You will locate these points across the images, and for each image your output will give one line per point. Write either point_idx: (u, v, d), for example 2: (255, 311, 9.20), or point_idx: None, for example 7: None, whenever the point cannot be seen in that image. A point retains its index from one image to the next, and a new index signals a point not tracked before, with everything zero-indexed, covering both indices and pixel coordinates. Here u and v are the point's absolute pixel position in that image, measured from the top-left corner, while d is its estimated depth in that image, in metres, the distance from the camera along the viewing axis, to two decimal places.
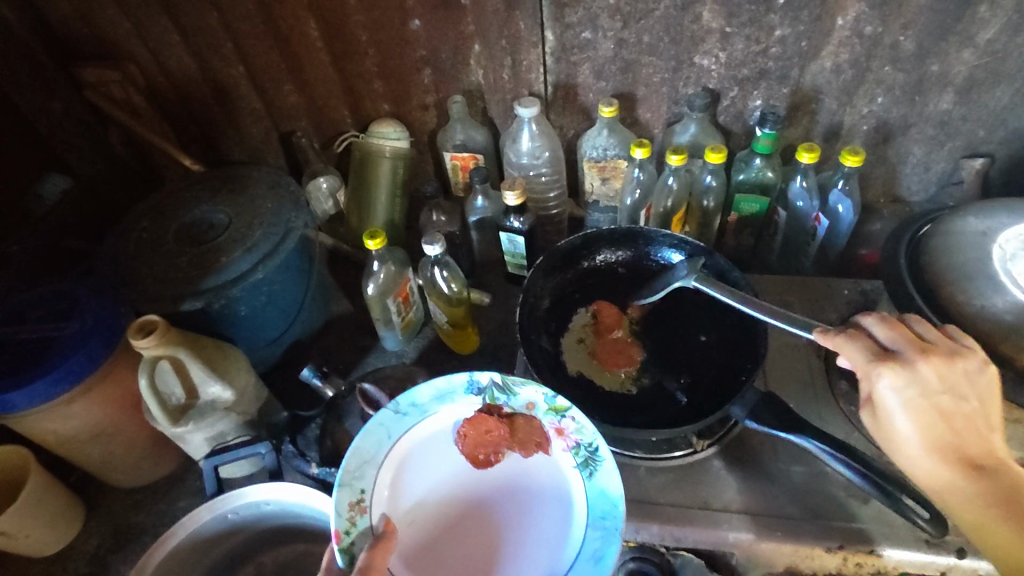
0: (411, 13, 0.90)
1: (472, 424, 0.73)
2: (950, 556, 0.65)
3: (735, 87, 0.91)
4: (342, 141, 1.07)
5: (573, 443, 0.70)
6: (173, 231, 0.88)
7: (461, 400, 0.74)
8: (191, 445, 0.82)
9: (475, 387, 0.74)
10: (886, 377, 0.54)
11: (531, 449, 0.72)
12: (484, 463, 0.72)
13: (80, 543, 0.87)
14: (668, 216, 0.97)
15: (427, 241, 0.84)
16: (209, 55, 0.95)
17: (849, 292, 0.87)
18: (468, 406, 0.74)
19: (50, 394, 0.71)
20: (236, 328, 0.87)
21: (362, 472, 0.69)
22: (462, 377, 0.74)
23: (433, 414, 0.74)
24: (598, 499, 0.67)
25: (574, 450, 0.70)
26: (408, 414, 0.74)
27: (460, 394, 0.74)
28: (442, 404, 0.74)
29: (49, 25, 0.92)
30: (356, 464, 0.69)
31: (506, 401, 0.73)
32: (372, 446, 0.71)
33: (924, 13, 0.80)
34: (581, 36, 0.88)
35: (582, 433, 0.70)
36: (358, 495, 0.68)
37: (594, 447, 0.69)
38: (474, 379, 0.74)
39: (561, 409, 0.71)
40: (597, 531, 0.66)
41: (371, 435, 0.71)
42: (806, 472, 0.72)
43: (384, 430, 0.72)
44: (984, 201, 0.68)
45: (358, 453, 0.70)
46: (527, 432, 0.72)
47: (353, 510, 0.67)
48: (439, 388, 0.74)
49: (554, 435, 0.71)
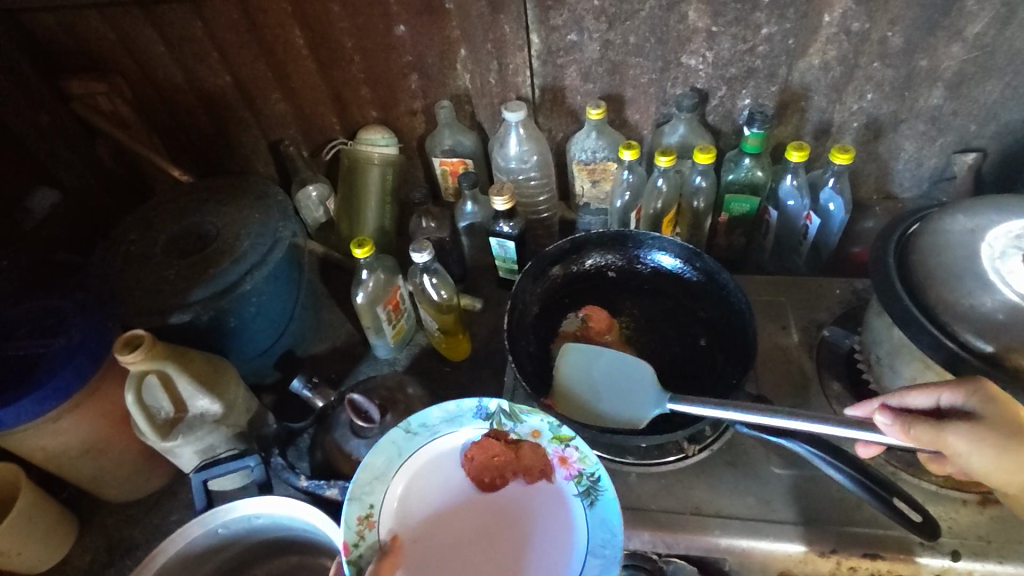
0: (396, 19, 0.89)
1: (480, 448, 0.72)
2: (944, 559, 0.64)
3: (723, 86, 0.90)
4: (331, 148, 1.06)
5: (576, 472, 0.70)
6: (162, 244, 0.88)
7: (470, 424, 0.74)
8: (182, 459, 0.82)
9: (484, 412, 0.74)
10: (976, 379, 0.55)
11: (535, 476, 0.71)
12: (489, 486, 0.72)
13: (74, 559, 0.87)
14: (659, 217, 0.95)
15: (415, 248, 0.84)
16: (196, 66, 0.95)
17: (841, 291, 0.86)
18: (477, 430, 0.74)
19: (37, 411, 0.71)
20: (226, 340, 0.86)
21: (373, 487, 0.70)
22: (471, 402, 0.74)
23: (443, 435, 0.74)
24: (599, 527, 0.67)
25: (576, 478, 0.70)
26: (419, 434, 0.74)
27: (469, 418, 0.74)
28: (451, 427, 0.74)
29: (35, 37, 0.92)
30: (367, 479, 0.70)
31: (512, 427, 0.73)
32: (382, 463, 0.72)
33: (912, 8, 0.79)
34: (566, 38, 0.88)
35: (586, 462, 0.69)
36: (368, 510, 0.69)
37: (596, 476, 0.69)
38: (484, 403, 0.74)
39: (565, 438, 0.70)
40: (596, 559, 0.65)
41: (383, 452, 0.72)
42: (799, 475, 0.71)
43: (395, 448, 0.73)
44: (973, 198, 0.67)
45: (369, 468, 0.71)
46: (533, 459, 0.71)
47: (361, 524, 0.68)
48: (450, 411, 0.75)
49: (558, 464, 0.70)
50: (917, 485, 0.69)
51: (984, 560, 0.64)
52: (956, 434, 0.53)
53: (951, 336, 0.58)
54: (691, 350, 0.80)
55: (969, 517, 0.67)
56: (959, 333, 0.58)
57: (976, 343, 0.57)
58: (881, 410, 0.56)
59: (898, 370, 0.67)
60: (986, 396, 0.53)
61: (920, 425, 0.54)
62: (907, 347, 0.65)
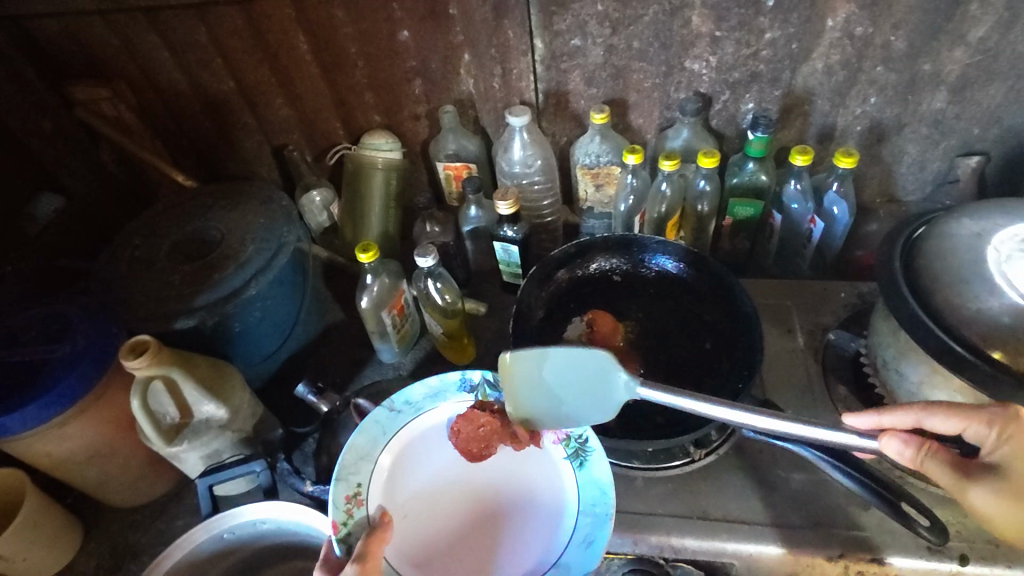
0: (400, 25, 0.89)
1: (466, 420, 0.73)
2: (952, 563, 0.64)
3: (727, 91, 0.91)
4: (334, 154, 1.07)
5: (564, 436, 0.71)
6: (166, 249, 0.88)
7: (454, 398, 0.75)
8: (187, 464, 0.81)
9: (468, 384, 0.75)
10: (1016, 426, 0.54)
11: (523, 443, 0.73)
12: (478, 456, 0.73)
13: (78, 565, 0.87)
14: (662, 221, 0.96)
15: (419, 253, 0.84)
16: (199, 71, 0.95)
17: (846, 294, 0.86)
18: (461, 403, 0.75)
19: (43, 417, 0.71)
20: (232, 345, 0.87)
21: (359, 466, 0.70)
22: (454, 376, 0.75)
23: (428, 412, 0.75)
24: (588, 487, 0.68)
25: (564, 442, 0.71)
26: (403, 412, 0.74)
27: (452, 392, 0.75)
28: (435, 402, 0.75)
29: (39, 43, 0.92)
30: (353, 459, 0.70)
31: (498, 397, 0.74)
32: (368, 443, 0.72)
33: (915, 12, 0.80)
34: (570, 43, 0.88)
35: (572, 426, 0.71)
36: (355, 489, 0.68)
37: (584, 438, 0.70)
38: (467, 376, 0.75)
39: None
40: (588, 517, 0.67)
41: (368, 432, 0.72)
42: (806, 479, 0.71)
43: (379, 427, 0.73)
44: (979, 202, 0.67)
45: (354, 448, 0.71)
46: (519, 427, 0.73)
47: (350, 502, 0.67)
48: (433, 387, 0.75)
49: (545, 429, 0.72)
50: (924, 488, 0.69)
51: (993, 564, 0.64)
52: (979, 489, 0.53)
53: (960, 340, 0.58)
54: (697, 354, 0.80)
55: (977, 521, 0.67)
56: (966, 336, 0.58)
57: (983, 347, 0.57)
58: (895, 436, 0.54)
59: (904, 374, 0.67)
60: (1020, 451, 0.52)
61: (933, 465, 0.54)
62: (914, 351, 0.65)
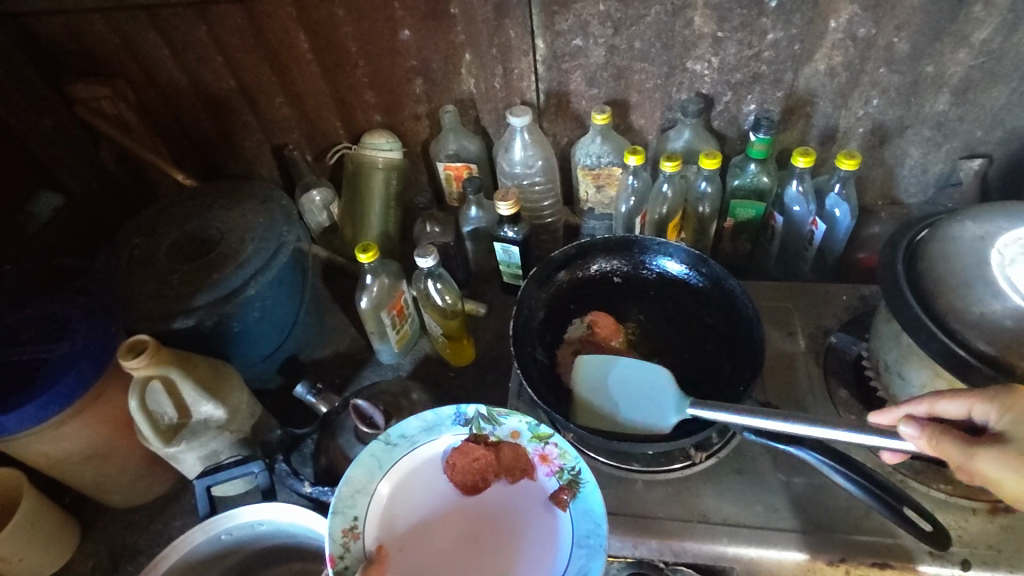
0: (401, 24, 0.89)
1: (461, 454, 0.73)
2: (955, 568, 0.64)
3: (728, 92, 0.90)
4: (335, 153, 1.06)
5: (557, 468, 0.71)
6: (165, 248, 0.88)
7: (449, 432, 0.75)
8: (185, 465, 0.81)
9: (462, 417, 0.75)
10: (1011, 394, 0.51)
11: (517, 475, 0.73)
12: (472, 489, 0.73)
13: (75, 566, 0.87)
14: (664, 222, 0.95)
15: (419, 254, 0.83)
16: (200, 70, 0.95)
17: (848, 297, 0.86)
18: (456, 436, 0.75)
19: (40, 417, 0.70)
20: (231, 345, 0.86)
21: (355, 500, 0.70)
22: (449, 410, 0.75)
23: (423, 444, 0.74)
24: (583, 519, 0.68)
25: (558, 474, 0.71)
26: (398, 445, 0.74)
27: (448, 425, 0.75)
28: (430, 436, 0.75)
29: (39, 41, 0.92)
30: (349, 492, 0.70)
31: (492, 429, 0.74)
32: (364, 476, 0.71)
33: (918, 14, 0.79)
34: (571, 43, 0.87)
35: (566, 457, 0.71)
36: (352, 522, 0.68)
37: (577, 470, 0.70)
38: (462, 410, 0.75)
39: (544, 436, 0.72)
40: (582, 550, 0.66)
41: (364, 465, 0.72)
42: (807, 483, 0.71)
43: (375, 460, 0.73)
44: (982, 204, 0.67)
45: (351, 481, 0.71)
46: (513, 459, 0.73)
47: (346, 535, 0.67)
48: (428, 420, 0.75)
49: (539, 462, 0.72)
50: (926, 493, 0.69)
51: (994, 569, 0.64)
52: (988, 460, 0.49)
53: (964, 344, 0.58)
54: (698, 357, 0.79)
55: (979, 525, 0.66)
56: (970, 340, 0.58)
57: (986, 350, 0.57)
58: (908, 420, 0.53)
59: (906, 378, 0.67)
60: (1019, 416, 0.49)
61: (949, 443, 0.51)
62: (916, 354, 0.65)
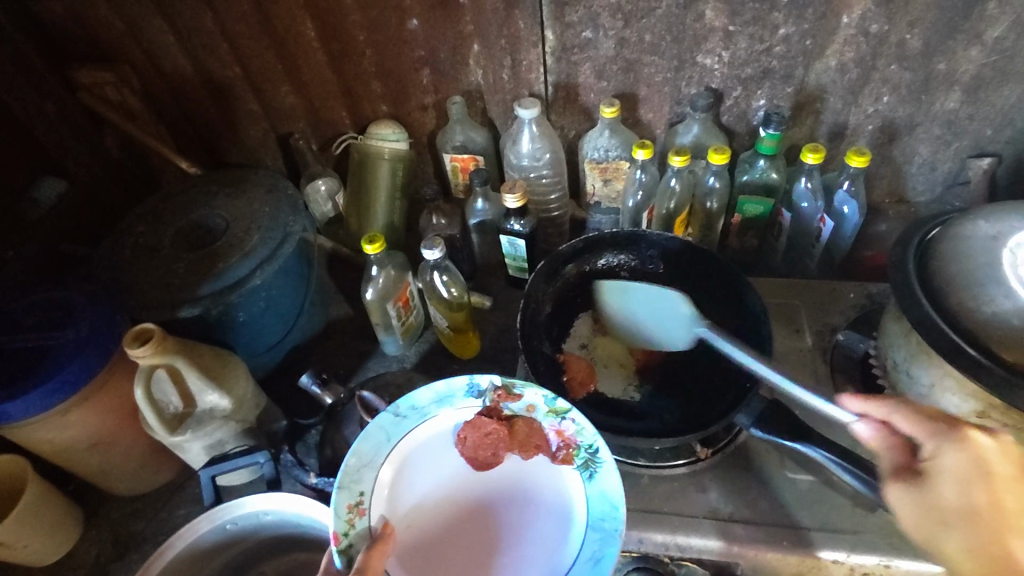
0: (409, 13, 0.88)
1: (472, 428, 0.73)
2: None
3: (738, 87, 0.90)
4: (341, 142, 1.06)
5: (574, 445, 0.70)
6: (171, 236, 0.87)
7: (461, 403, 0.75)
8: (190, 454, 0.81)
9: (475, 390, 0.75)
10: (957, 438, 0.52)
11: (530, 452, 0.73)
12: (484, 465, 0.73)
13: (78, 553, 0.87)
14: (671, 217, 0.95)
15: (427, 246, 0.83)
16: (205, 56, 0.94)
17: (855, 295, 0.86)
18: (468, 409, 0.75)
19: (45, 404, 0.70)
20: (236, 335, 0.86)
21: (361, 474, 0.69)
22: (461, 381, 0.75)
23: (434, 416, 0.75)
24: (598, 501, 0.67)
25: (574, 451, 0.71)
26: (408, 417, 0.74)
27: (460, 397, 0.75)
28: (441, 407, 0.75)
29: (43, 24, 0.91)
30: (355, 467, 0.70)
31: (506, 403, 0.74)
32: (371, 449, 0.72)
33: (931, 10, 0.78)
34: (581, 35, 0.87)
35: (582, 435, 0.70)
36: (357, 497, 0.68)
37: (594, 448, 0.70)
38: (475, 382, 0.75)
39: (561, 411, 0.71)
40: (596, 533, 0.66)
41: (371, 438, 0.72)
42: (813, 480, 0.71)
43: (384, 433, 0.73)
44: (994, 203, 0.66)
45: (358, 454, 0.71)
46: (527, 435, 0.72)
47: (351, 512, 0.67)
48: (439, 391, 0.75)
49: (554, 439, 0.72)
50: None
51: None
52: (947, 533, 0.51)
53: (974, 343, 0.58)
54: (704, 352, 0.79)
55: None
56: (980, 340, 0.58)
57: (998, 350, 0.57)
58: (863, 420, 0.58)
59: (915, 376, 0.67)
60: (964, 445, 0.52)
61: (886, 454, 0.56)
62: (926, 353, 0.65)
